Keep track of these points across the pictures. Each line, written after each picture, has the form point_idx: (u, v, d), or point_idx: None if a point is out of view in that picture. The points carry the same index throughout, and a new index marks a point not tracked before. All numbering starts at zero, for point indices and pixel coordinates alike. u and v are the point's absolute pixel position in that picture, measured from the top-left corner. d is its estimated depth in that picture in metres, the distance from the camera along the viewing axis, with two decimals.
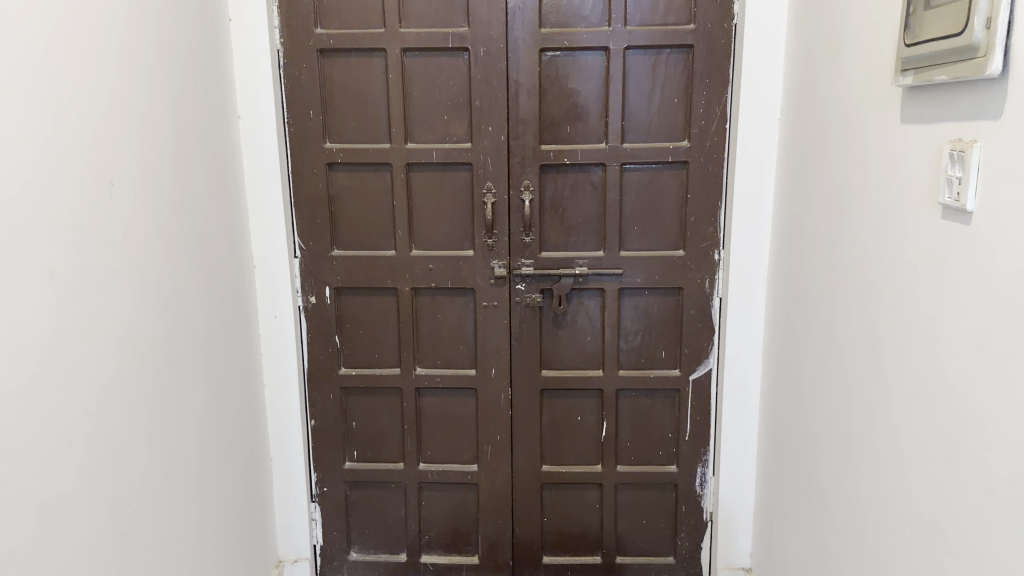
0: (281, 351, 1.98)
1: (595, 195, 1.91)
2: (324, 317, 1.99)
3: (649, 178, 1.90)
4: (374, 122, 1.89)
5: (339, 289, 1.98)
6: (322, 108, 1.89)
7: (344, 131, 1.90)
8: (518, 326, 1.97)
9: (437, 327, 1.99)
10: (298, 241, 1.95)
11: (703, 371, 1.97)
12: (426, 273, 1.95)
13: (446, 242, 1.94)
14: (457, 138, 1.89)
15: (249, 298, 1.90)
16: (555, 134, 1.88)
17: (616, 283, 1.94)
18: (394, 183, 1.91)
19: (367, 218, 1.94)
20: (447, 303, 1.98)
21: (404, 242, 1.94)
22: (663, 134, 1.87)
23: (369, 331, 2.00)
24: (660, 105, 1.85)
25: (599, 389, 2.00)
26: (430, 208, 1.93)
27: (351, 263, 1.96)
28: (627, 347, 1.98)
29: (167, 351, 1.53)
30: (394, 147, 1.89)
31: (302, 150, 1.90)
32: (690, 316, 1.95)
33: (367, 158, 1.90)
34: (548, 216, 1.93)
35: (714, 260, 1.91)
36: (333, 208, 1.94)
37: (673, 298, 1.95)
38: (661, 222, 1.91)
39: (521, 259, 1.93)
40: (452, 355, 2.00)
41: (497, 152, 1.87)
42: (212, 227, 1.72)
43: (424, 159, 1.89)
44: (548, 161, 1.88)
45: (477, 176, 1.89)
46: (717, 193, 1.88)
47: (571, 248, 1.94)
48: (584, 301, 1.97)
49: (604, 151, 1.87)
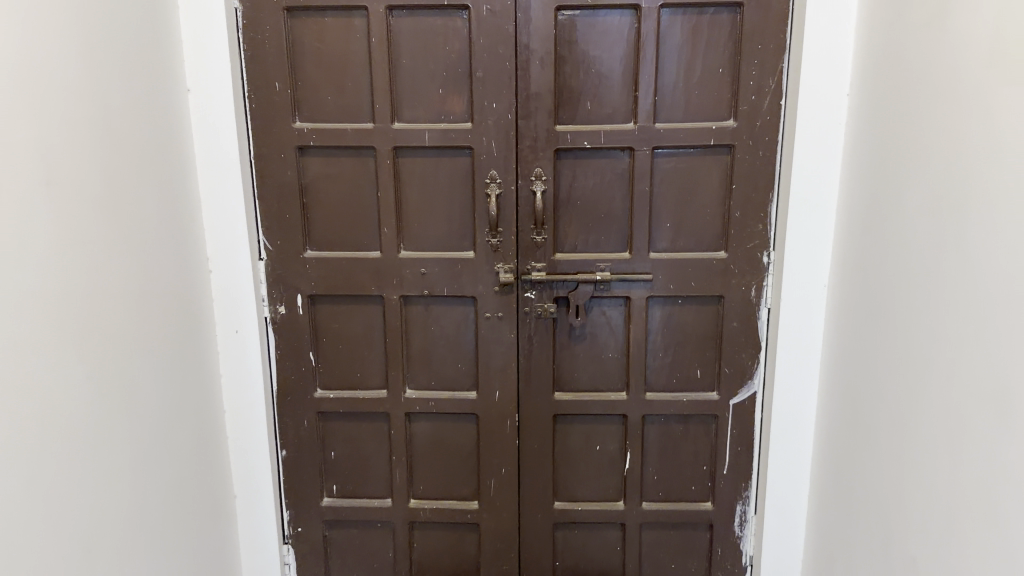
0: (244, 371, 1.66)
1: (621, 186, 1.59)
2: (296, 330, 1.67)
3: (686, 165, 1.57)
4: (354, 96, 1.56)
5: (314, 297, 1.67)
6: (292, 80, 1.56)
7: (318, 109, 1.57)
8: (528, 342, 1.66)
9: (431, 342, 1.68)
10: (264, 240, 1.63)
11: (747, 394, 1.67)
12: (418, 278, 1.63)
13: (441, 243, 1.63)
14: (455, 116, 1.56)
15: (202, 311, 1.58)
16: (573, 112, 1.56)
17: (644, 291, 1.62)
18: (380, 171, 1.58)
19: (347, 212, 1.62)
20: (443, 314, 1.66)
21: (391, 242, 1.62)
22: (703, 113, 1.55)
23: (350, 346, 1.69)
24: (701, 78, 1.53)
25: (622, 415, 1.70)
26: (421, 201, 1.61)
27: (328, 266, 1.64)
28: (656, 366, 1.67)
29: (88, 394, 1.21)
30: (378, 128, 1.56)
31: (268, 130, 1.58)
32: (732, 331, 1.64)
33: (346, 141, 1.57)
34: (564, 212, 1.61)
35: (763, 264, 1.60)
36: (306, 199, 1.62)
37: (712, 308, 1.64)
38: (700, 218, 1.60)
39: (531, 262, 1.61)
40: (448, 374, 1.69)
41: (503, 135, 1.55)
42: (149, 230, 1.40)
43: (415, 142, 1.57)
44: (565, 146, 1.56)
45: (479, 164, 1.57)
46: (768, 184, 1.56)
47: (591, 248, 1.62)
48: (606, 312, 1.65)
49: (634, 134, 1.55)
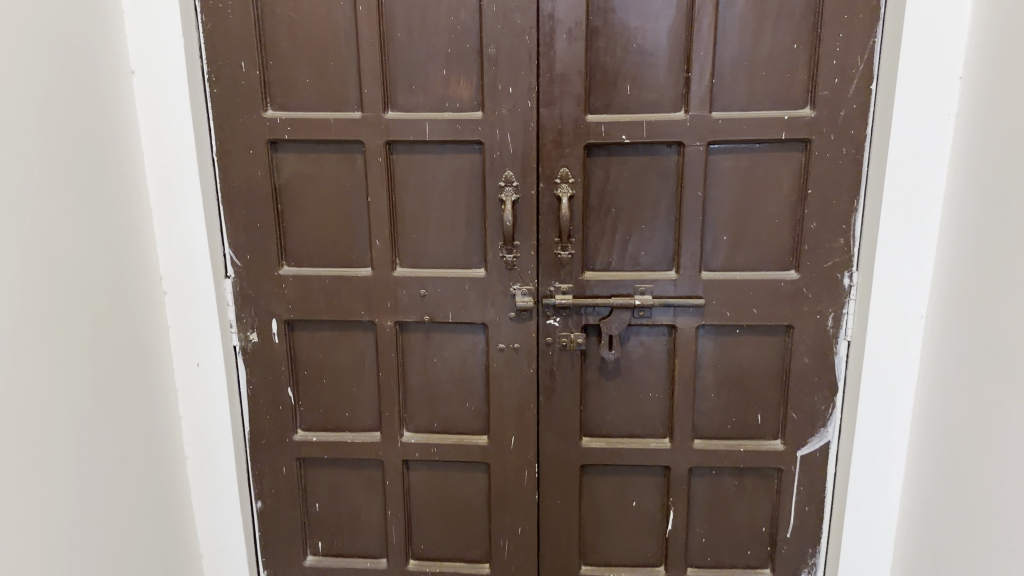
0: (209, 410, 1.38)
1: (668, 190, 1.29)
2: (271, 361, 1.39)
3: (749, 165, 1.26)
4: (338, 79, 1.26)
5: (293, 322, 1.38)
6: (262, 59, 1.27)
7: (293, 94, 1.28)
8: (550, 379, 1.36)
9: (433, 377, 1.39)
10: (231, 254, 1.35)
11: (818, 444, 1.37)
12: (417, 301, 1.34)
13: (445, 259, 1.33)
14: (462, 103, 1.26)
15: (155, 342, 1.31)
16: (608, 99, 1.25)
17: (694, 319, 1.32)
18: (370, 172, 1.29)
19: (331, 222, 1.33)
20: (447, 344, 1.37)
21: (385, 257, 1.33)
22: (773, 99, 1.23)
23: (336, 380, 1.41)
24: (770, 55, 1.22)
25: (664, 466, 1.40)
26: (420, 207, 1.31)
27: (308, 286, 1.35)
28: (707, 408, 1.37)
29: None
30: (367, 118, 1.26)
31: (233, 120, 1.29)
32: (801, 367, 1.33)
33: (328, 134, 1.28)
34: (596, 222, 1.30)
35: (843, 287, 1.29)
36: (281, 206, 1.33)
37: (778, 340, 1.33)
38: (765, 230, 1.29)
39: (554, 283, 1.32)
40: (454, 415, 1.41)
41: (521, 127, 1.25)
42: (78, 249, 1.11)
43: (412, 136, 1.27)
44: (597, 140, 1.26)
45: (491, 163, 1.27)
46: (851, 188, 1.25)
47: (629, 266, 1.32)
48: (645, 343, 1.35)
49: (684, 125, 1.24)
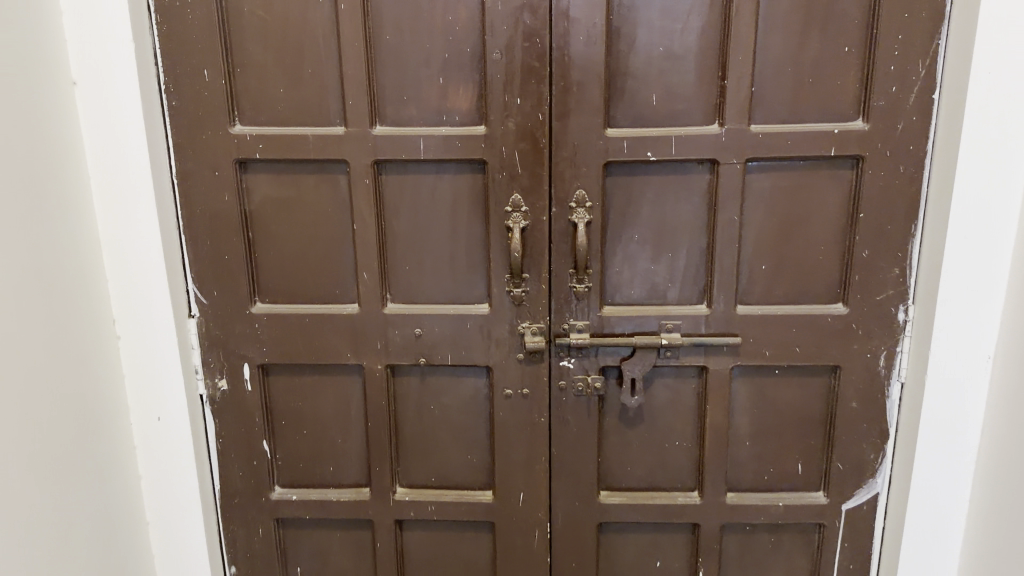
0: (173, 469, 1.21)
1: (699, 213, 1.12)
2: (244, 411, 1.22)
3: (793, 185, 1.10)
4: (316, 89, 1.09)
5: (268, 366, 1.21)
6: (228, 65, 1.09)
7: (265, 107, 1.10)
8: (564, 428, 1.20)
9: (429, 427, 1.22)
10: (195, 291, 1.17)
11: (866, 497, 1.22)
12: (411, 342, 1.17)
13: (443, 293, 1.16)
14: (462, 116, 1.09)
15: (108, 396, 1.13)
16: (631, 110, 1.08)
17: (728, 359, 1.16)
18: (355, 196, 1.11)
19: (311, 253, 1.16)
20: (445, 390, 1.20)
21: (373, 293, 1.15)
22: (820, 109, 1.07)
23: (320, 430, 1.24)
24: (818, 60, 1.06)
25: (692, 523, 1.24)
26: (413, 235, 1.14)
27: (285, 326, 1.17)
28: (740, 458, 1.22)
29: None
30: (351, 134, 1.09)
31: (194, 138, 1.11)
32: (847, 412, 1.18)
33: (306, 153, 1.10)
34: (616, 250, 1.14)
35: (897, 323, 1.14)
36: (253, 234, 1.16)
37: (821, 381, 1.18)
38: (809, 259, 1.13)
39: (568, 320, 1.15)
40: (453, 469, 1.24)
41: (530, 144, 1.08)
42: (9, 298, 0.93)
43: (403, 154, 1.09)
44: (619, 158, 1.09)
45: (496, 186, 1.10)
46: (909, 211, 1.09)
47: (654, 300, 1.16)
48: (671, 387, 1.19)
49: (719, 140, 1.07)
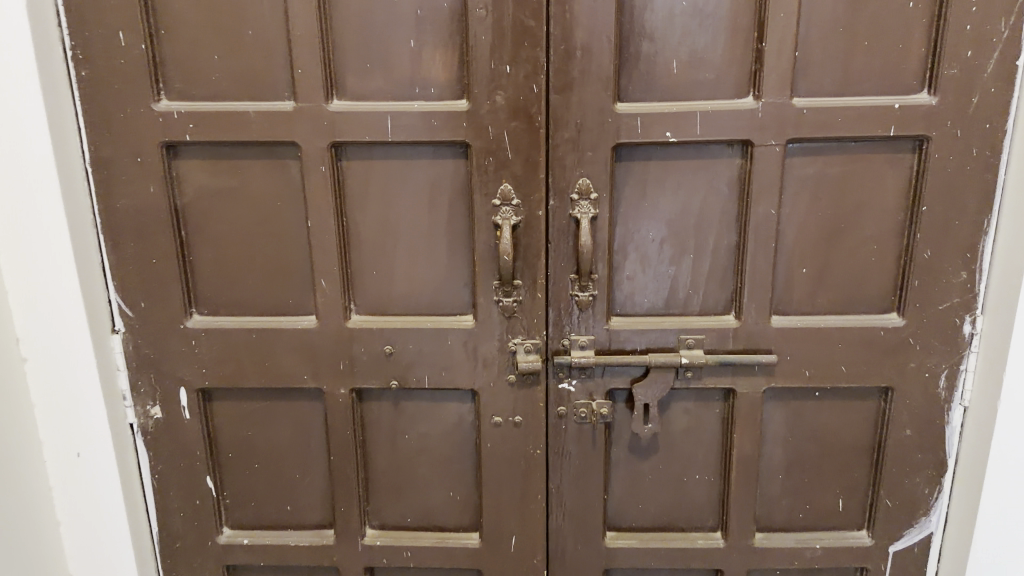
0: (98, 514, 1.01)
1: (728, 207, 0.93)
2: (183, 443, 1.02)
3: (841, 172, 0.91)
4: (260, 55, 0.88)
5: (210, 391, 1.01)
6: (150, 25, 0.88)
7: (196, 77, 0.89)
8: (564, 461, 1.01)
9: (404, 461, 1.03)
10: (119, 302, 0.97)
11: (917, 538, 1.04)
12: (380, 361, 0.97)
13: (418, 303, 0.96)
14: (438, 88, 0.88)
15: (14, 430, 0.93)
16: (647, 81, 0.88)
17: (760, 380, 0.97)
18: (309, 187, 0.91)
19: (258, 256, 0.95)
20: (421, 417, 1.01)
21: (333, 304, 0.95)
22: (878, 79, 0.88)
23: (274, 464, 1.04)
24: (877, 18, 0.86)
25: (714, 568, 1.06)
26: (381, 234, 0.94)
27: (229, 343, 0.97)
28: (771, 491, 1.04)
29: None
30: (303, 111, 0.88)
31: (110, 116, 0.90)
32: (900, 440, 1.00)
33: (249, 134, 0.90)
34: (628, 251, 0.94)
35: (961, 337, 0.95)
36: (187, 233, 0.95)
37: (867, 405, 1.00)
38: (859, 261, 0.94)
39: (569, 335, 0.96)
40: (433, 508, 1.05)
41: (524, 123, 0.88)
42: None
43: (367, 135, 0.89)
44: (632, 139, 0.89)
45: (482, 173, 0.90)
46: (982, 204, 0.90)
47: (672, 310, 0.97)
48: (692, 411, 1.00)
49: (755, 118, 0.88)
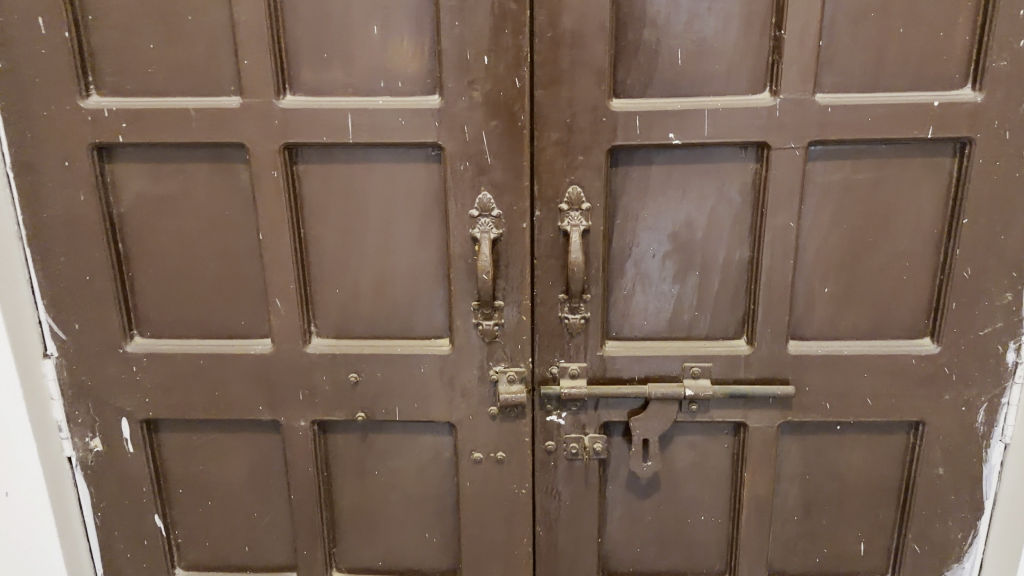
0: (31, 558, 0.90)
1: (740, 218, 0.81)
2: (127, 478, 0.91)
3: (871, 179, 0.79)
4: (201, 44, 0.76)
5: (157, 421, 0.91)
6: (75, 9, 0.76)
7: (130, 69, 0.78)
8: (552, 501, 0.90)
9: (374, 499, 0.92)
10: (50, 324, 0.86)
11: None
12: (345, 391, 0.86)
13: (387, 326, 0.85)
14: (407, 82, 0.77)
15: None
16: (647, 74, 0.77)
17: (774, 413, 0.86)
18: (260, 196, 0.79)
19: (206, 272, 0.84)
20: (393, 451, 0.90)
21: (291, 327, 0.84)
22: (915, 73, 0.76)
23: (230, 501, 0.93)
24: (915, 2, 0.74)
25: None
26: (344, 248, 0.82)
27: (175, 369, 0.86)
28: (785, 534, 0.92)
29: None
30: (251, 108, 0.77)
31: (32, 114, 0.78)
32: (931, 480, 0.89)
33: (190, 135, 0.78)
34: (625, 268, 0.83)
35: (1004, 366, 0.84)
36: (124, 247, 0.84)
37: (895, 440, 0.89)
38: (888, 280, 0.83)
39: (558, 362, 0.84)
40: (407, 551, 0.94)
41: (505, 122, 0.76)
42: None
43: (326, 136, 0.77)
44: (630, 141, 0.77)
45: (458, 180, 0.78)
46: None
47: (675, 333, 0.85)
48: (697, 446, 0.89)
49: (772, 117, 0.76)
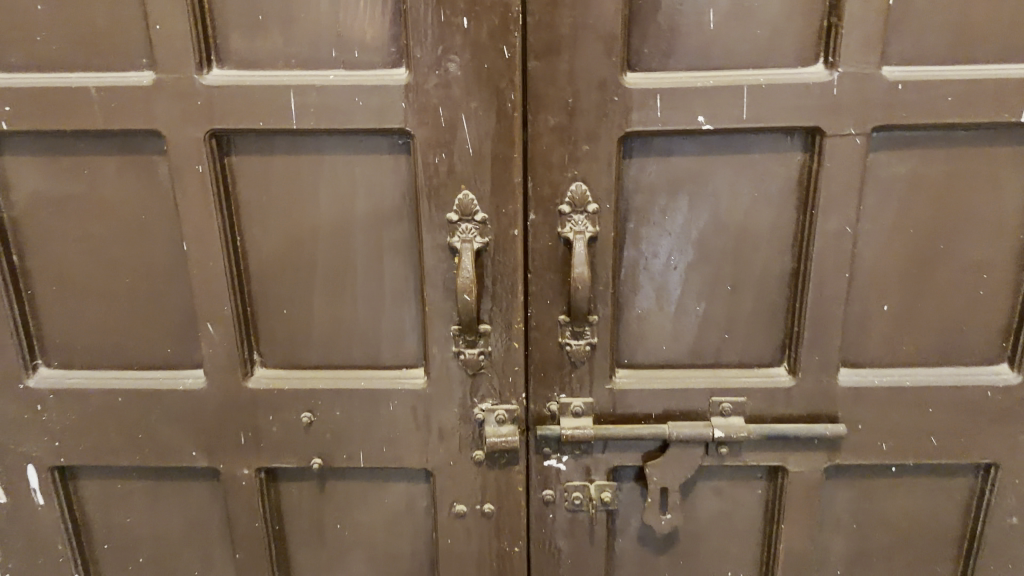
0: None
1: (782, 222, 0.66)
2: (38, 535, 0.76)
3: (945, 173, 0.64)
4: (99, 3, 0.60)
5: (72, 467, 0.75)
6: None
7: (9, 37, 0.61)
8: (550, 559, 0.75)
9: (336, 556, 0.76)
10: None
11: None
12: (296, 433, 0.70)
13: (348, 354, 0.69)
14: (366, 53, 0.60)
15: None
16: (670, 42, 0.61)
17: (818, 456, 0.71)
18: (183, 197, 0.63)
19: (122, 289, 0.68)
20: (357, 501, 0.74)
21: (228, 357, 0.68)
22: (1007, 41, 0.60)
23: (164, 558, 0.78)
24: None
25: None
26: (292, 259, 0.66)
27: (89, 408, 0.71)
28: None
29: None
30: (168, 86, 0.60)
31: None
32: (1002, 531, 0.74)
33: (92, 120, 0.62)
34: (639, 283, 0.67)
35: None
36: (20, 259, 0.68)
37: (959, 483, 0.74)
38: (961, 296, 0.67)
39: (557, 397, 0.69)
40: None
41: (490, 103, 0.60)
42: None
43: (265, 122, 0.61)
44: (647, 127, 0.62)
45: (432, 177, 0.62)
46: None
47: (699, 361, 0.70)
48: (723, 492, 0.74)
49: (827, 96, 0.60)
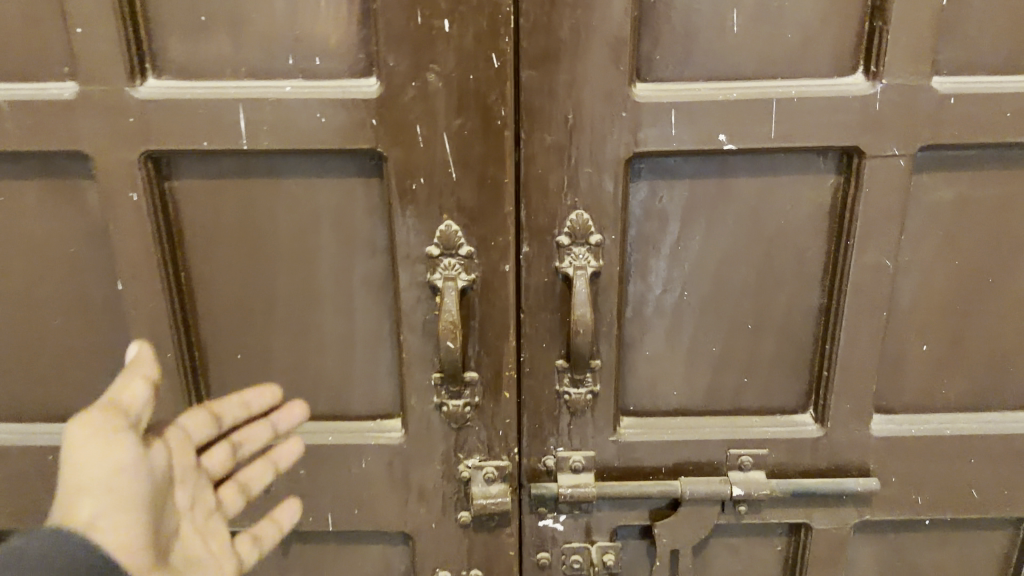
0: None
1: (810, 253, 0.57)
2: None
3: (996, 198, 0.56)
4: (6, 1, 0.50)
5: None
6: None
7: None
8: None
9: None
10: None
11: None
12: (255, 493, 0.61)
13: (314, 404, 0.61)
14: (329, 61, 0.51)
15: None
16: (686, 48, 0.52)
17: (846, 512, 0.63)
18: (116, 228, 0.54)
19: (49, 333, 0.59)
20: (327, 565, 0.66)
21: (174, 411, 0.59)
22: None
23: None
24: None
25: None
26: (247, 298, 0.57)
27: (15, 468, 0.61)
28: None
29: None
30: (93, 100, 0.51)
31: None
32: None
33: (4, 139, 0.52)
34: (647, 322, 0.59)
35: None
36: None
37: (997, 537, 0.67)
38: (1011, 335, 0.60)
39: (554, 451, 0.61)
40: None
41: (476, 120, 0.51)
42: None
43: (211, 142, 0.52)
44: (659, 147, 0.53)
45: (408, 205, 0.53)
46: None
47: (714, 408, 0.62)
48: (738, 549, 0.66)
49: (867, 111, 0.52)
